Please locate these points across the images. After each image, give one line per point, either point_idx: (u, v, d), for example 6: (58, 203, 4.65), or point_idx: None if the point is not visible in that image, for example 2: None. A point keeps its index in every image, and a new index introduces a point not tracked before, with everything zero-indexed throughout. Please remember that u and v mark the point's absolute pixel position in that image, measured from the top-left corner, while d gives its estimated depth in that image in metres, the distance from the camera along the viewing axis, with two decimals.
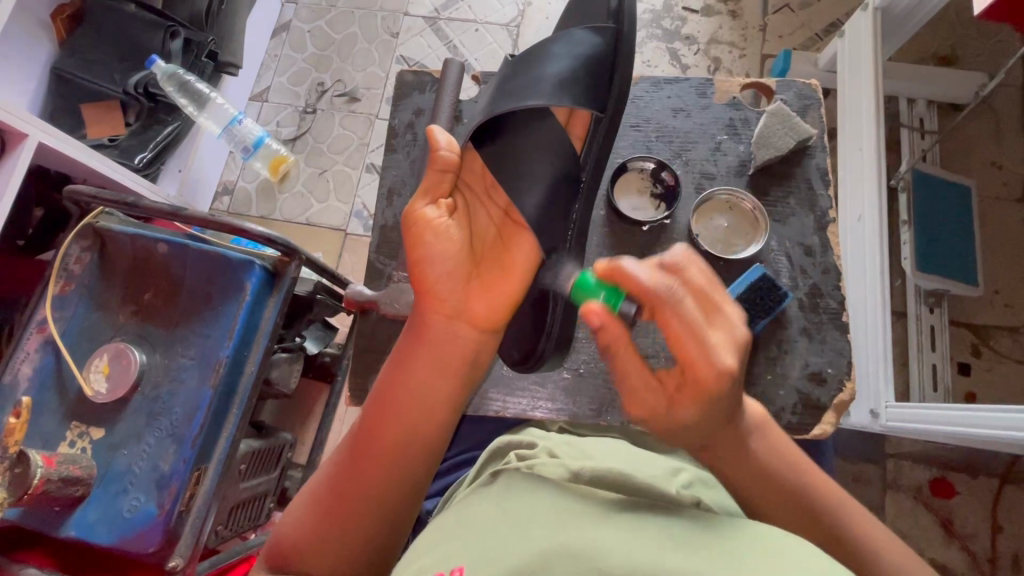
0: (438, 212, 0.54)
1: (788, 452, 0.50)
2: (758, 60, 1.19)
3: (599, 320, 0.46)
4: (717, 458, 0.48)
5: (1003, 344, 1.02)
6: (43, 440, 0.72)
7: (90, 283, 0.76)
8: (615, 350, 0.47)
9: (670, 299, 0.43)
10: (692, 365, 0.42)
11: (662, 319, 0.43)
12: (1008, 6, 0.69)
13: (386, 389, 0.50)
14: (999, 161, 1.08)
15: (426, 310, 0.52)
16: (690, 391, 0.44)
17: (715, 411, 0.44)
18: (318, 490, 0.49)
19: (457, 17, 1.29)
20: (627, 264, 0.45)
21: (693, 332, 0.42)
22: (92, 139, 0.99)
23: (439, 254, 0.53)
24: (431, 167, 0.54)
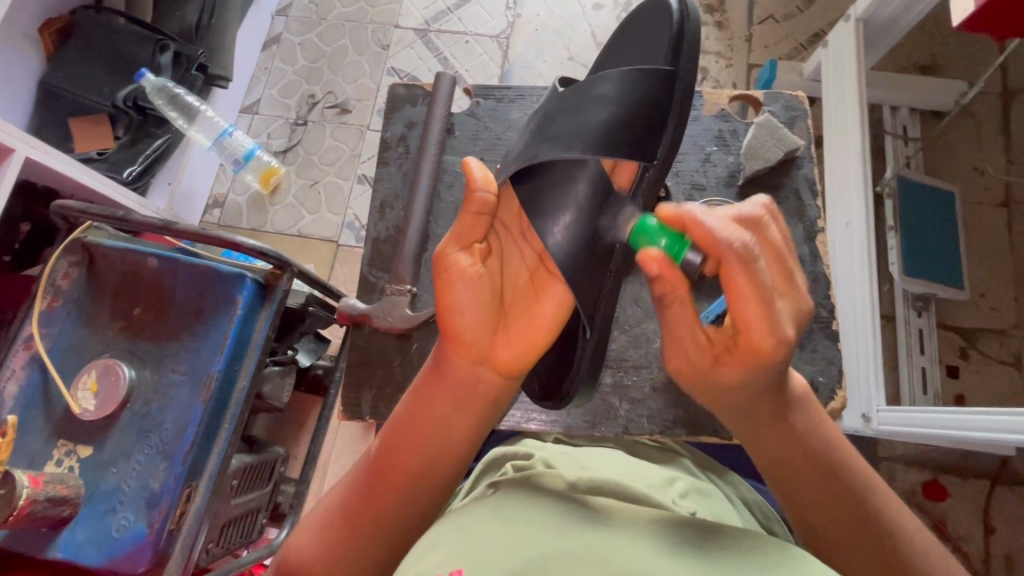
0: (470, 258, 0.51)
1: (827, 429, 0.49)
2: (744, 70, 1.21)
3: (657, 268, 0.44)
4: (756, 427, 0.48)
5: (990, 347, 1.03)
6: (30, 458, 0.71)
7: (78, 299, 0.75)
8: (669, 295, 0.45)
9: (738, 256, 0.41)
10: (754, 327, 0.42)
11: (728, 273, 0.42)
12: (985, 17, 0.71)
13: (406, 423, 0.51)
14: (981, 167, 1.11)
15: (452, 356, 0.50)
16: (740, 355, 0.44)
17: (762, 378, 0.45)
18: (322, 514, 0.49)
19: (447, 29, 1.30)
20: (698, 208, 0.42)
21: (762, 293, 0.42)
22: (80, 153, 0.97)
23: (469, 301, 0.50)
24: (465, 207, 0.49)
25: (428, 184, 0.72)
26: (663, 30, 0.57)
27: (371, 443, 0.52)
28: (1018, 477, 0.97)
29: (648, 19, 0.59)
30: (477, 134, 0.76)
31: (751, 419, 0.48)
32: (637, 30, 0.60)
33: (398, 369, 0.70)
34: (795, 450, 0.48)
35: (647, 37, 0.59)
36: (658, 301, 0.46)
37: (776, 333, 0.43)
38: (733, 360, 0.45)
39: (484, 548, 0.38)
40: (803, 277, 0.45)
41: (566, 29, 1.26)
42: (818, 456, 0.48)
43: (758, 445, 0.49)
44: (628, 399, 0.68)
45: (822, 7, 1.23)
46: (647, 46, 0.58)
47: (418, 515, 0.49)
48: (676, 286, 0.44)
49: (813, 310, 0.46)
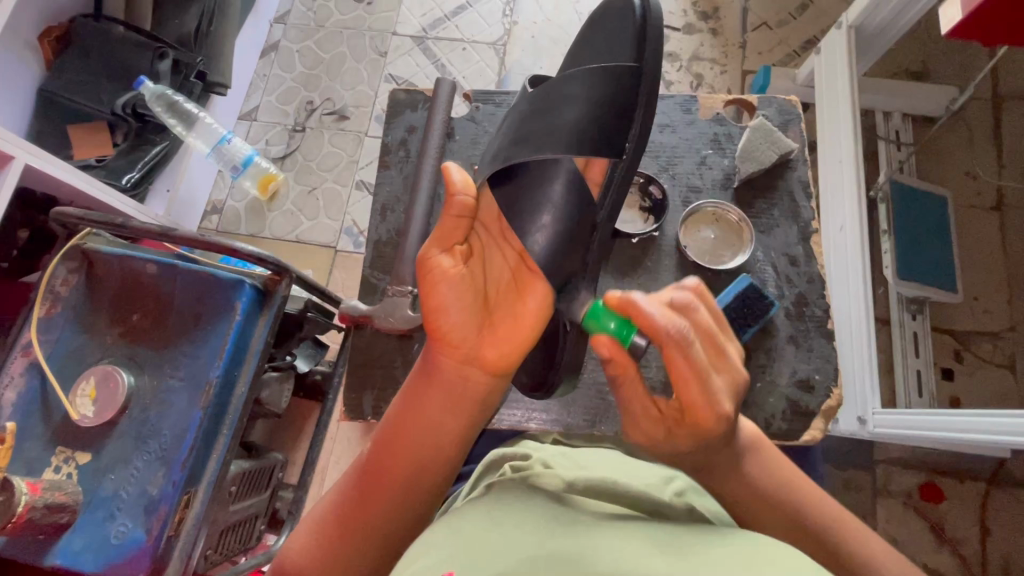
0: (452, 259, 0.51)
1: (782, 468, 0.51)
2: (739, 77, 1.23)
3: (608, 352, 0.46)
4: (716, 479, 0.50)
5: (984, 349, 1.04)
6: (28, 465, 0.71)
7: (77, 305, 0.75)
8: (621, 377, 0.48)
9: (680, 344, 0.44)
10: (698, 407, 0.45)
11: (670, 358, 0.44)
12: (974, 25, 0.72)
13: (395, 423, 0.51)
14: (973, 171, 1.12)
15: (438, 355, 0.51)
16: (690, 428, 0.47)
17: (711, 443, 0.47)
18: (318, 519, 0.49)
19: (444, 36, 1.31)
20: (640, 298, 0.45)
21: (699, 377, 0.44)
22: (79, 160, 0.98)
23: (453, 301, 0.50)
24: (445, 211, 0.50)
25: (427, 188, 0.73)
26: (627, 28, 0.58)
27: (364, 449, 0.52)
28: (1014, 479, 0.98)
29: (611, 17, 0.60)
30: (475, 139, 0.77)
31: (708, 471, 0.50)
32: (600, 28, 0.61)
33: (400, 369, 0.70)
34: (751, 493, 0.49)
35: (611, 35, 0.60)
36: (612, 381, 0.49)
37: (715, 409, 0.45)
38: (684, 431, 0.47)
39: (484, 547, 0.38)
40: (735, 346, 0.49)
41: (563, 36, 1.28)
42: (778, 494, 0.49)
43: (722, 497, 0.50)
44: None
45: (815, 14, 1.25)
46: (611, 43, 0.59)
47: (416, 513, 0.50)
48: (626, 369, 0.47)
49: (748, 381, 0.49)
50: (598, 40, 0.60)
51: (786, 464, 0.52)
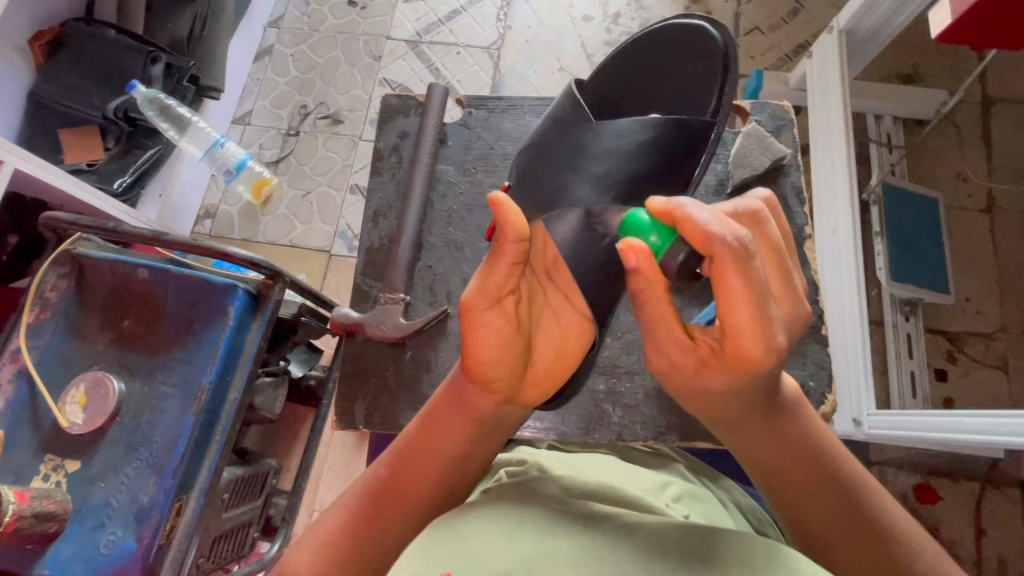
0: (503, 313, 0.45)
1: (820, 430, 0.48)
2: (731, 80, 1.24)
3: (636, 260, 0.39)
4: (746, 439, 0.47)
5: (976, 350, 1.05)
6: (16, 474, 0.70)
7: (67, 311, 0.74)
8: (644, 294, 0.41)
9: (734, 258, 0.37)
10: (745, 332, 0.38)
11: (719, 273, 0.38)
12: (963, 29, 0.72)
13: (419, 455, 0.50)
14: (964, 173, 1.13)
15: (478, 402, 0.48)
16: (726, 363, 0.41)
17: (754, 382, 0.42)
18: (324, 529, 0.49)
19: (438, 40, 1.31)
20: (691, 205, 0.39)
21: (755, 295, 0.38)
22: (69, 164, 0.96)
23: (503, 353, 0.46)
24: (498, 259, 0.43)
25: (421, 193, 0.73)
26: (701, 62, 0.64)
27: (377, 463, 0.52)
28: (1008, 479, 0.98)
29: (690, 52, 0.65)
30: (468, 144, 0.76)
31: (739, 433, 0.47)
32: (664, 52, 0.66)
33: (393, 377, 0.69)
34: (787, 453, 0.47)
35: (687, 64, 0.65)
36: (634, 297, 0.42)
37: (764, 339, 0.39)
38: (716, 366, 0.42)
39: (473, 552, 0.37)
40: (797, 278, 0.45)
41: (557, 40, 1.28)
42: (813, 457, 0.47)
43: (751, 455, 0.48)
44: (622, 404, 0.67)
45: (806, 18, 1.26)
46: (680, 75, 0.65)
47: (426, 520, 0.50)
48: (654, 285, 0.41)
49: (810, 317, 0.45)
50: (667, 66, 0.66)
51: (818, 424, 0.49)
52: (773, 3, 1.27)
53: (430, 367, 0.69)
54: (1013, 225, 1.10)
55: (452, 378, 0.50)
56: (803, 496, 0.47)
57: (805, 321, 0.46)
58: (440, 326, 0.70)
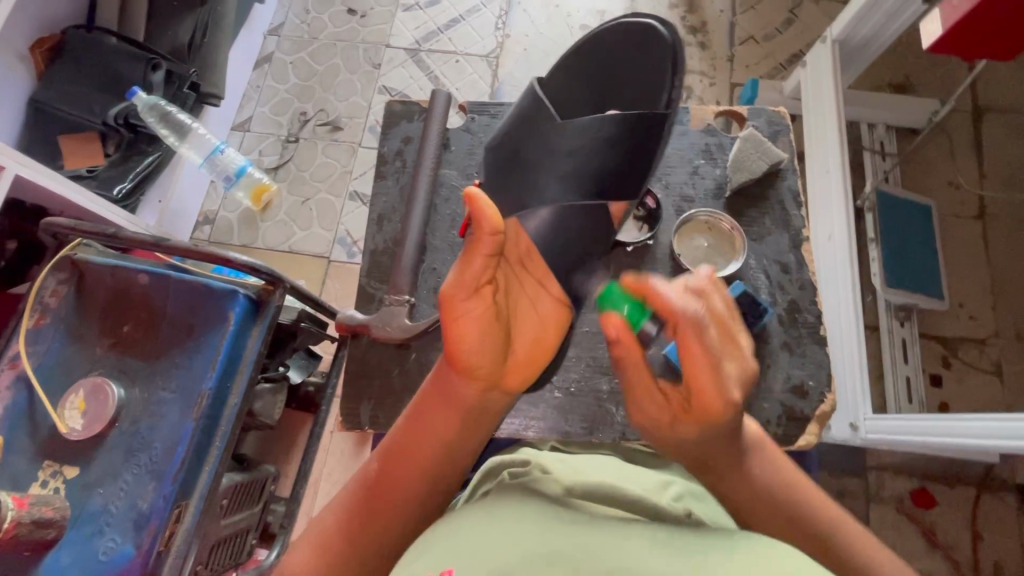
0: (479, 300, 0.48)
1: (782, 464, 0.52)
2: (727, 89, 1.25)
3: (617, 331, 0.46)
4: (717, 477, 0.50)
5: (971, 354, 1.06)
6: (15, 480, 0.69)
7: (67, 316, 0.74)
8: (624, 358, 0.47)
9: (692, 325, 0.44)
10: (705, 391, 0.44)
11: (683, 341, 0.44)
12: (953, 40, 0.74)
13: (407, 448, 0.50)
14: (956, 180, 1.15)
15: (460, 388, 0.50)
16: (693, 415, 0.46)
17: (719, 432, 0.47)
18: (320, 528, 0.49)
19: (438, 48, 1.32)
20: (656, 278, 0.45)
21: (711, 359, 0.44)
22: (69, 170, 0.97)
23: (481, 340, 0.48)
24: (474, 250, 0.47)
25: (423, 198, 0.73)
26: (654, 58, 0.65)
27: (365, 462, 0.52)
28: (1003, 483, 0.99)
29: (645, 55, 0.65)
30: (471, 150, 0.77)
31: (708, 471, 0.50)
32: (611, 57, 0.67)
33: (397, 379, 0.69)
34: (751, 492, 0.49)
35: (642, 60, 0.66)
36: (616, 362, 0.48)
37: (721, 394, 0.45)
38: (689, 419, 0.47)
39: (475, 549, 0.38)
40: (746, 337, 0.49)
41: (555, 49, 1.30)
42: (784, 484, 0.49)
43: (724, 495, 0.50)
44: (624, 408, 0.68)
45: (799, 29, 1.28)
46: (637, 78, 0.66)
47: (421, 512, 0.50)
48: (629, 351, 0.47)
49: (758, 373, 0.49)
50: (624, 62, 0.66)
51: (788, 465, 0.52)
52: (767, 13, 1.29)
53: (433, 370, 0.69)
54: (1005, 232, 1.11)
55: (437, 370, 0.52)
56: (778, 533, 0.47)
57: (754, 378, 0.49)
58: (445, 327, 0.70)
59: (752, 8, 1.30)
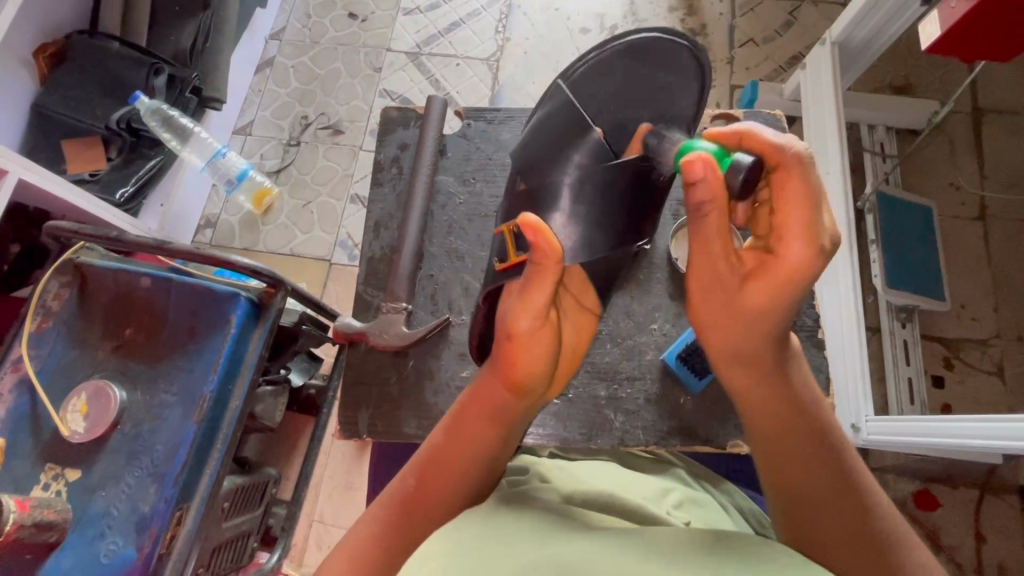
0: (542, 328, 0.49)
1: (816, 393, 0.50)
2: (727, 91, 1.25)
3: (703, 171, 0.42)
4: (760, 383, 0.48)
5: (972, 356, 1.06)
6: (16, 483, 0.69)
7: (69, 320, 0.74)
8: (707, 205, 0.44)
9: (799, 164, 0.44)
10: (795, 233, 0.44)
11: (786, 179, 0.44)
12: (951, 40, 0.74)
13: (452, 459, 0.49)
14: (957, 182, 1.15)
15: (509, 403, 0.51)
16: (769, 273, 0.45)
17: (785, 307, 0.45)
18: (357, 538, 0.47)
19: (438, 52, 1.33)
20: (756, 124, 0.46)
21: (812, 201, 0.44)
22: (72, 174, 0.98)
23: (540, 359, 0.49)
24: (541, 278, 0.49)
25: (421, 203, 0.73)
26: (684, 77, 0.67)
27: (403, 473, 0.50)
28: (1007, 485, 0.98)
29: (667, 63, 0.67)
30: (468, 155, 0.77)
31: (752, 370, 0.47)
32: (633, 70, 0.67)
33: (395, 384, 0.69)
34: (789, 403, 0.47)
35: (672, 76, 0.67)
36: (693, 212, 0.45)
37: (813, 240, 0.44)
38: (762, 279, 0.45)
39: (472, 547, 0.38)
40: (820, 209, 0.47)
41: (554, 51, 1.30)
42: (808, 411, 0.48)
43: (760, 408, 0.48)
44: (623, 411, 0.68)
45: (799, 31, 1.28)
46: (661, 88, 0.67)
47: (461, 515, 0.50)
48: (715, 197, 0.43)
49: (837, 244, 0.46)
50: (653, 76, 0.67)
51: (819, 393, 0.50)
52: (766, 16, 1.30)
53: (432, 374, 0.69)
54: (1005, 232, 1.11)
55: (484, 380, 0.52)
56: (805, 460, 0.47)
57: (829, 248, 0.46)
58: (442, 334, 0.70)
59: (751, 11, 1.30)
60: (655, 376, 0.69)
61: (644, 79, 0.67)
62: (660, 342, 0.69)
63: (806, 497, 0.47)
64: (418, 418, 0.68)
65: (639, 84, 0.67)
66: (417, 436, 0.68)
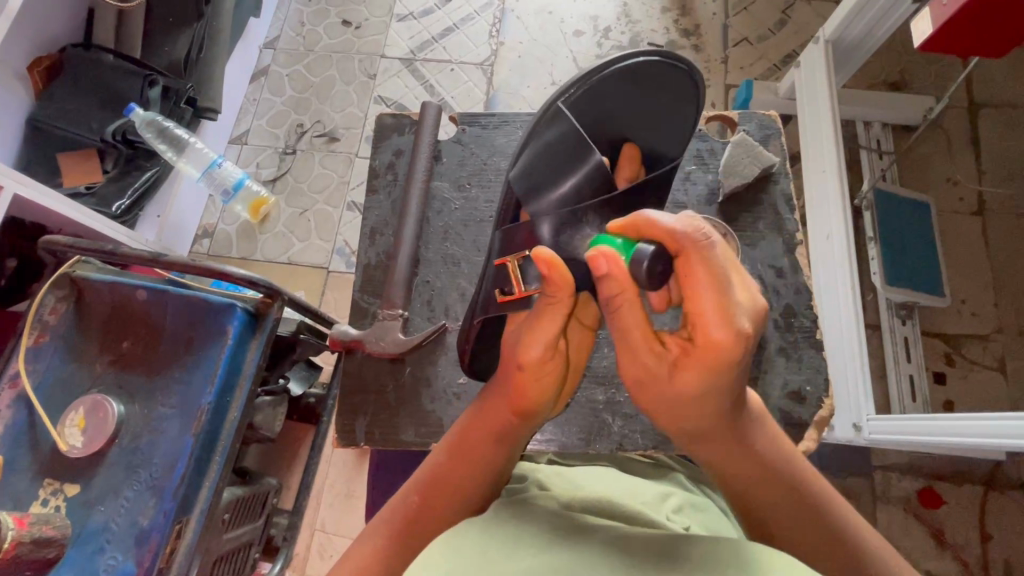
0: (553, 356, 0.52)
1: (780, 439, 0.50)
2: (722, 90, 1.25)
3: (607, 267, 0.46)
4: (708, 448, 0.49)
5: (974, 351, 1.05)
6: (16, 499, 0.69)
7: (66, 334, 0.74)
8: (619, 302, 0.47)
9: (699, 247, 0.42)
10: (709, 318, 0.42)
11: (689, 263, 0.43)
12: (944, 37, 0.74)
13: (449, 475, 0.51)
14: (954, 177, 1.14)
15: (517, 427, 0.53)
16: (694, 359, 0.44)
17: (719, 389, 0.44)
18: (363, 551, 0.47)
19: (432, 58, 1.33)
20: (647, 213, 0.45)
21: (718, 278, 0.42)
22: (68, 187, 0.98)
23: (546, 384, 0.53)
24: (554, 309, 0.51)
25: (416, 211, 0.73)
26: (684, 108, 0.67)
27: (403, 491, 0.51)
28: (1010, 481, 0.98)
29: (668, 90, 0.66)
30: (463, 160, 0.77)
31: (698, 438, 0.49)
32: (631, 98, 0.66)
33: (393, 393, 0.69)
34: (749, 461, 0.48)
35: (673, 106, 0.67)
36: (608, 304, 0.48)
37: (731, 323, 0.42)
38: (691, 366, 0.44)
39: (470, 556, 0.37)
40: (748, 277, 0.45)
41: (548, 55, 1.30)
42: (772, 463, 0.48)
43: (716, 462, 0.50)
44: (621, 417, 0.67)
45: (792, 29, 1.28)
46: (658, 117, 0.67)
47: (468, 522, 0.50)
48: (624, 288, 0.46)
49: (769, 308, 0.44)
50: (652, 101, 0.67)
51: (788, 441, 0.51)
52: (760, 15, 1.30)
53: (429, 383, 0.69)
54: (1005, 227, 1.11)
55: (490, 402, 0.54)
56: (773, 505, 0.48)
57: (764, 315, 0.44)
58: (439, 341, 0.70)
59: (744, 10, 1.30)
60: None
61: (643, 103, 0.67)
62: None
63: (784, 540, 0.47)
64: (416, 426, 0.68)
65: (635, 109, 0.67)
66: (416, 444, 0.67)
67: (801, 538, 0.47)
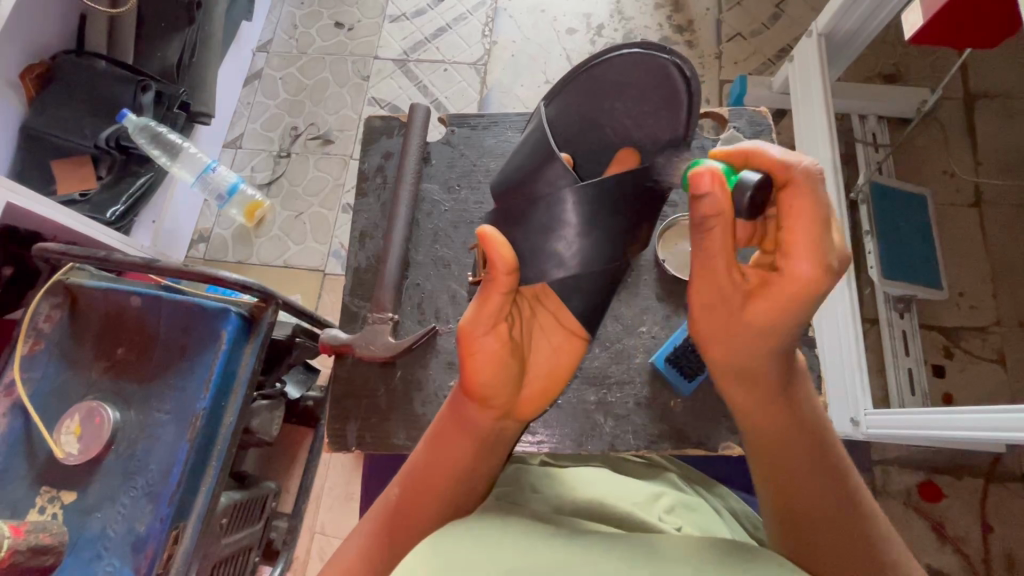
0: (495, 339, 0.49)
1: (820, 410, 0.51)
2: (716, 86, 1.25)
3: (710, 183, 0.44)
4: (751, 399, 0.49)
5: (973, 344, 1.05)
6: (12, 508, 0.69)
7: (60, 341, 0.74)
8: (711, 221, 0.45)
9: (807, 178, 0.44)
10: (805, 246, 0.43)
11: (793, 195, 0.44)
12: (935, 30, 0.73)
13: (420, 473, 0.50)
14: (951, 169, 1.14)
15: (475, 419, 0.50)
16: (773, 288, 0.45)
17: (790, 323, 0.46)
18: (347, 554, 0.49)
19: (426, 58, 1.33)
20: (762, 144, 0.46)
21: (819, 215, 0.44)
22: (62, 195, 0.97)
23: (491, 370, 0.49)
24: (490, 292, 0.49)
25: (405, 213, 0.73)
26: (671, 99, 0.62)
27: (387, 486, 0.52)
28: (1011, 474, 0.98)
29: (651, 82, 0.63)
30: (452, 162, 0.77)
31: (746, 381, 0.49)
32: (610, 98, 0.65)
33: (383, 397, 0.69)
34: (789, 422, 0.49)
35: (653, 98, 0.63)
36: (696, 226, 0.46)
37: (821, 256, 0.44)
38: (769, 293, 0.45)
39: (459, 559, 0.37)
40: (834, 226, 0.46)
41: (542, 54, 1.30)
42: (813, 427, 0.49)
43: (760, 421, 0.49)
44: (612, 417, 0.67)
45: (786, 23, 1.28)
46: (646, 112, 0.64)
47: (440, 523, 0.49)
48: (724, 208, 0.44)
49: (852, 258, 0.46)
50: (636, 96, 0.64)
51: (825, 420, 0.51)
52: (754, 9, 1.29)
53: (420, 386, 0.69)
54: (1002, 219, 1.10)
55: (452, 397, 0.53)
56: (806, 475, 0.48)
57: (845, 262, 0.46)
58: (429, 343, 0.70)
59: (738, 4, 1.30)
60: (644, 379, 0.68)
61: (626, 101, 0.64)
62: (649, 345, 0.68)
63: (811, 508, 0.47)
64: (407, 429, 0.68)
65: (618, 107, 0.65)
66: (408, 447, 0.67)
67: (824, 519, 0.47)
